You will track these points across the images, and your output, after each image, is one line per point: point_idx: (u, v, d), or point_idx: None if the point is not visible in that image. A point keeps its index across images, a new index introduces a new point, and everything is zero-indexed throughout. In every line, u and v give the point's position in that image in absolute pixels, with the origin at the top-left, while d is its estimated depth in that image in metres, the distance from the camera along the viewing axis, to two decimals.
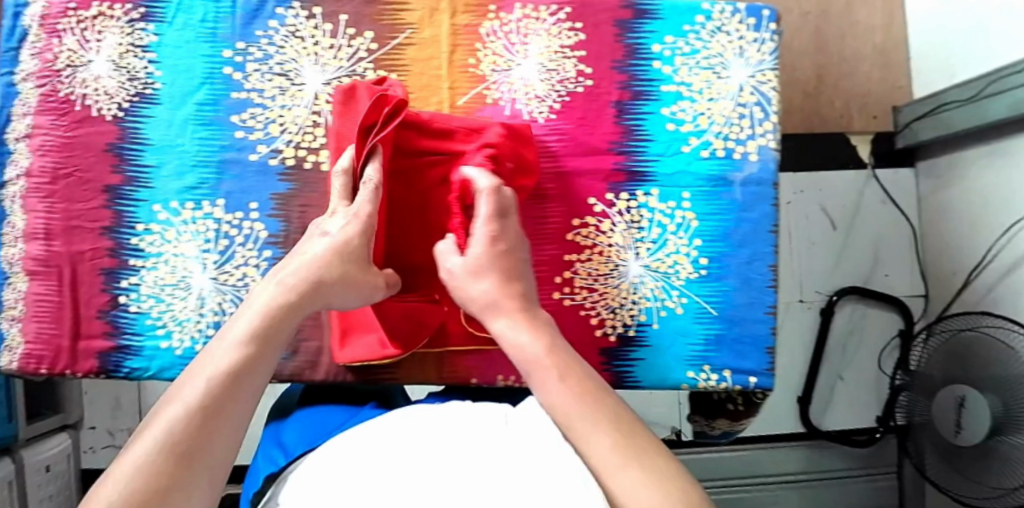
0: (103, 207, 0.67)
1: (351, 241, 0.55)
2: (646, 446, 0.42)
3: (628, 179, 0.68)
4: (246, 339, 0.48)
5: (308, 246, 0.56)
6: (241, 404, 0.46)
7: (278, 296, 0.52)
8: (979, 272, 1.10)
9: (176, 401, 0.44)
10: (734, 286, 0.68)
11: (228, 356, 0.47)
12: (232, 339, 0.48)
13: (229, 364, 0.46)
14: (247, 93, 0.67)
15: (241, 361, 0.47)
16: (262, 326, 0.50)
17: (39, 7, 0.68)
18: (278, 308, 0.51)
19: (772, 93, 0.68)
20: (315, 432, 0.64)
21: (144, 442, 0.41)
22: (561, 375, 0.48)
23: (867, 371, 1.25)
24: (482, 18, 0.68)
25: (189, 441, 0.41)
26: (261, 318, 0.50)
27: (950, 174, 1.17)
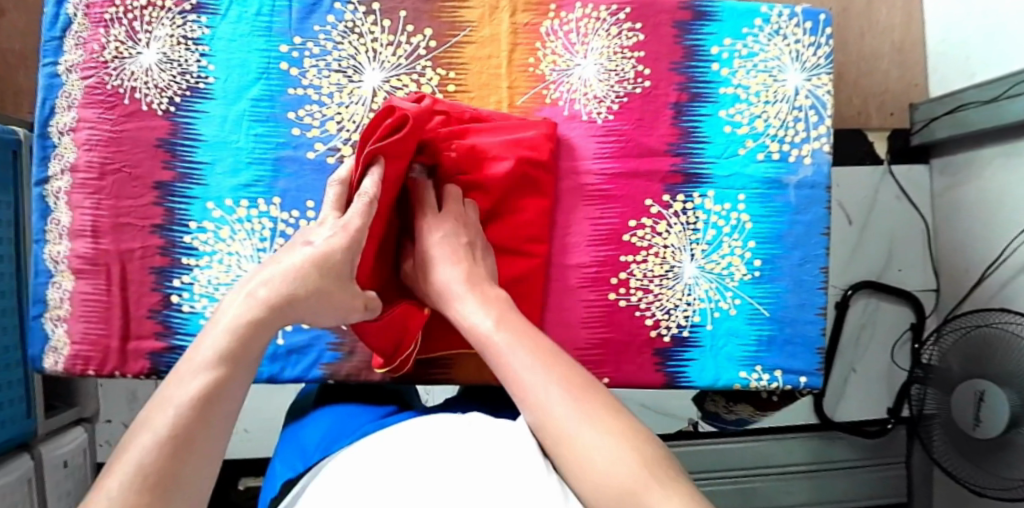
0: (154, 204, 0.66)
1: (333, 254, 0.51)
2: (598, 407, 0.45)
3: (684, 181, 0.68)
4: (219, 359, 0.45)
5: (288, 256, 0.53)
6: (214, 429, 0.43)
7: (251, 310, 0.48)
8: (995, 269, 1.13)
9: (147, 428, 0.41)
10: (786, 287, 0.69)
11: (200, 379, 0.44)
12: (203, 360, 0.45)
13: (200, 388, 0.43)
14: (304, 90, 0.66)
15: (213, 384, 0.44)
16: (235, 344, 0.47)
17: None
18: (252, 324, 0.48)
19: (826, 97, 0.69)
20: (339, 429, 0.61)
21: (117, 475, 0.38)
22: (512, 346, 0.50)
23: (879, 364, 1.28)
24: (542, 17, 0.68)
25: (165, 473, 0.39)
26: (235, 335, 0.47)
27: (965, 172, 1.20)
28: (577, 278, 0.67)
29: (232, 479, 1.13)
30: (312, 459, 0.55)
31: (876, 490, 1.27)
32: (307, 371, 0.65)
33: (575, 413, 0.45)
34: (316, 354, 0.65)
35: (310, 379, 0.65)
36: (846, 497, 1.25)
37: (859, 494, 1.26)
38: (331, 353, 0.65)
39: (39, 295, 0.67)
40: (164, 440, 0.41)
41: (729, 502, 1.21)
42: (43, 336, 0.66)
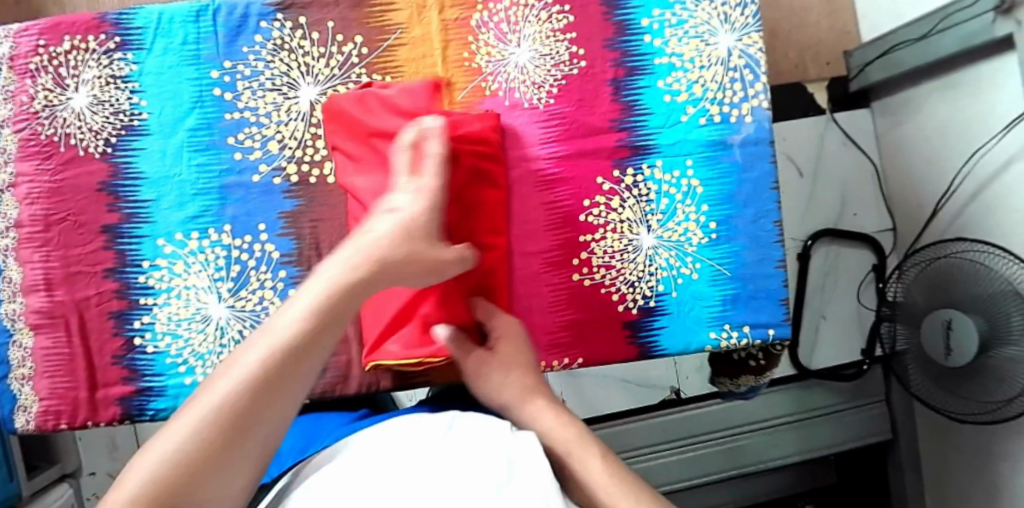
0: (103, 248, 0.66)
1: (417, 219, 0.49)
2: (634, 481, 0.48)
3: (631, 155, 0.69)
4: (314, 310, 0.43)
5: (380, 216, 0.49)
6: (302, 382, 0.42)
7: (328, 291, 0.44)
8: (946, 201, 1.17)
9: (196, 406, 0.39)
10: (743, 245, 0.70)
11: (293, 327, 0.42)
12: (299, 306, 0.43)
13: (294, 336, 0.42)
14: (241, 113, 0.66)
15: (304, 335, 0.42)
16: (332, 297, 0.43)
17: (6, 47, 0.66)
18: (330, 306, 0.43)
19: (759, 54, 0.70)
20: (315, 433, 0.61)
21: (184, 424, 0.38)
22: (550, 406, 0.54)
23: (848, 306, 1.32)
24: (471, 10, 0.68)
25: (195, 468, 0.37)
26: (308, 318, 0.42)
27: (907, 110, 1.23)
28: (539, 264, 0.68)
29: None
30: (287, 463, 0.57)
31: (862, 429, 1.30)
32: None
33: (620, 494, 0.46)
34: None
35: None
36: (833, 442, 1.28)
37: (846, 436, 1.29)
38: None
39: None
40: (207, 426, 0.38)
41: (718, 464, 1.24)
42: (12, 396, 0.66)
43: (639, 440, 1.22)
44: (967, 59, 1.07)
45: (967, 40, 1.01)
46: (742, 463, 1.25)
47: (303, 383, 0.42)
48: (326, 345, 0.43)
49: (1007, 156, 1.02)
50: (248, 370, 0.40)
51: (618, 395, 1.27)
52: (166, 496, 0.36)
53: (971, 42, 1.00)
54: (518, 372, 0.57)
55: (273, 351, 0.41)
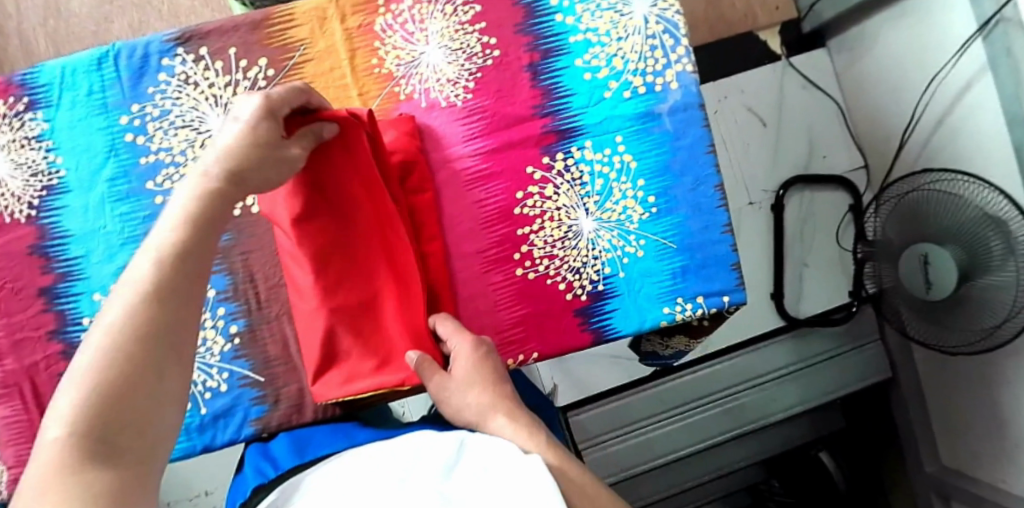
0: (43, 311, 0.65)
1: (259, 127, 0.52)
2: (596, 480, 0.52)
3: (559, 139, 0.67)
4: (183, 222, 0.47)
5: (221, 134, 0.52)
6: (185, 286, 0.45)
7: (184, 221, 0.47)
8: (912, 131, 1.14)
9: (90, 357, 0.41)
10: (685, 215, 0.68)
11: (167, 239, 0.46)
12: (167, 225, 0.47)
13: (170, 245, 0.46)
14: (156, 155, 0.64)
15: (180, 243, 0.46)
16: (196, 209, 0.48)
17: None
18: (189, 227, 0.47)
19: (677, 17, 0.68)
20: (305, 445, 0.60)
21: (89, 355, 0.41)
22: (510, 414, 0.56)
23: (829, 251, 1.29)
24: (374, 14, 0.66)
25: (121, 395, 0.40)
26: (171, 244, 0.46)
27: (862, 44, 1.20)
28: (479, 264, 0.66)
29: None
30: (285, 466, 0.56)
31: (862, 371, 1.30)
32: (238, 431, 0.64)
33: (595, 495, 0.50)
34: (242, 413, 0.64)
35: (244, 438, 0.64)
36: (835, 386, 1.28)
37: (848, 378, 1.29)
38: (256, 407, 0.64)
39: None
40: (115, 355, 0.40)
41: (723, 425, 1.24)
42: None
43: (637, 413, 1.22)
44: None
45: None
46: (749, 420, 1.24)
47: (186, 288, 0.45)
48: (199, 262, 0.47)
49: (966, 78, 0.99)
50: (132, 296, 0.43)
51: (608, 370, 1.24)
52: (88, 438, 0.37)
53: None
54: (478, 389, 0.57)
55: (156, 263, 0.45)
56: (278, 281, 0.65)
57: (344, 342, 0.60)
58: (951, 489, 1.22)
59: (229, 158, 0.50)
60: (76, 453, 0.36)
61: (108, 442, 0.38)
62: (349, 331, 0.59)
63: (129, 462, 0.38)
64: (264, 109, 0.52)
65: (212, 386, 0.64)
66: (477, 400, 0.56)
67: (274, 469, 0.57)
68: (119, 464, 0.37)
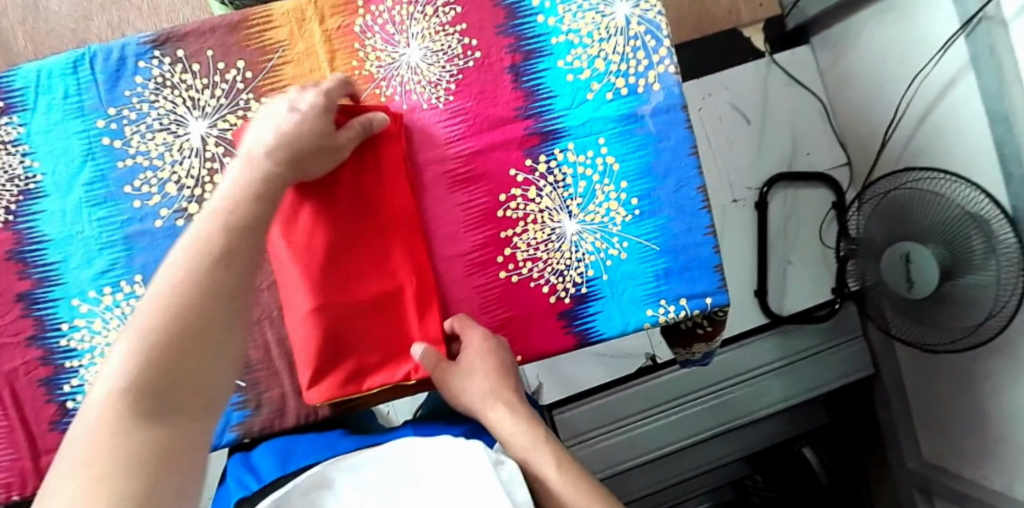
0: (21, 316, 0.65)
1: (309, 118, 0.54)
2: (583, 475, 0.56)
3: (542, 141, 0.67)
4: (239, 201, 0.49)
5: (272, 114, 0.54)
6: (242, 258, 0.47)
7: (238, 199, 0.50)
8: (895, 128, 1.15)
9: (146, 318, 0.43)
10: (668, 217, 0.68)
11: (223, 215, 0.49)
12: (223, 201, 0.50)
13: (226, 221, 0.48)
14: (133, 159, 0.64)
15: (237, 218, 0.49)
16: (252, 187, 0.50)
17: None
18: (245, 205, 0.49)
19: (658, 18, 0.67)
20: (287, 455, 0.62)
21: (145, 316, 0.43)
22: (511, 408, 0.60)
23: (814, 247, 1.30)
24: (353, 16, 0.65)
25: (177, 358, 0.42)
26: (227, 219, 0.48)
27: (845, 42, 1.21)
28: (463, 266, 0.66)
29: None
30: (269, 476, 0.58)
31: (846, 366, 1.31)
32: (220, 436, 0.63)
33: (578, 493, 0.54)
34: (224, 418, 0.64)
35: (225, 443, 0.64)
36: (818, 382, 1.29)
37: (830, 374, 1.30)
38: (238, 412, 0.64)
39: None
40: (171, 316, 0.43)
41: (708, 421, 1.25)
42: None
43: (624, 410, 1.22)
44: None
45: None
46: (732, 416, 1.26)
47: (244, 262, 0.48)
48: (257, 237, 0.49)
49: (948, 77, 1.00)
50: (187, 267, 0.46)
51: (595, 370, 1.24)
52: (147, 391, 0.41)
53: None
54: (482, 376, 0.59)
55: (211, 236, 0.47)
56: (257, 285, 0.65)
57: (349, 341, 0.59)
58: (934, 485, 1.24)
59: (283, 143, 0.52)
60: (134, 407, 0.40)
61: (167, 395, 0.41)
62: (356, 327, 0.59)
63: (183, 420, 0.41)
64: (322, 105, 0.55)
65: None
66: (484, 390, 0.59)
67: (258, 481, 0.59)
68: (173, 421, 0.41)
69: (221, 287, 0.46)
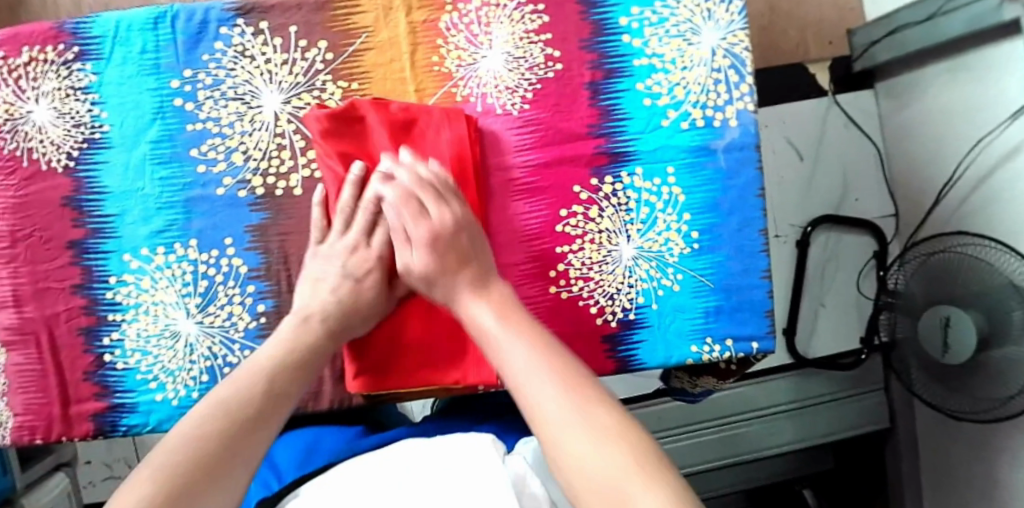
0: (70, 264, 0.65)
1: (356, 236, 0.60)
2: (593, 412, 0.42)
3: (610, 162, 0.66)
4: (274, 371, 0.53)
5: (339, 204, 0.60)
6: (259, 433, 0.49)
7: (277, 364, 0.54)
8: (951, 188, 1.13)
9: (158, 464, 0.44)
10: (727, 255, 0.68)
11: (261, 380, 0.52)
12: (262, 366, 0.53)
13: (261, 386, 0.51)
14: (203, 123, 0.64)
15: (270, 388, 0.52)
16: (290, 359, 0.54)
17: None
18: (281, 371, 0.53)
19: (745, 53, 0.66)
20: (309, 452, 0.66)
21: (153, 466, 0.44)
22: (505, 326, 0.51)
23: (847, 294, 1.29)
24: (440, 11, 0.65)
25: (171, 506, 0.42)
26: (261, 383, 0.52)
27: (912, 91, 1.19)
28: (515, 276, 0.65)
29: None
30: (287, 479, 0.62)
31: (859, 417, 1.30)
32: None
33: (570, 415, 0.42)
34: None
35: None
36: (831, 430, 1.28)
37: (843, 423, 1.29)
38: None
39: None
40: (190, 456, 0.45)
41: (715, 452, 1.24)
42: None
43: None
44: (976, 41, 1.02)
45: (971, 23, 0.96)
46: (739, 449, 1.25)
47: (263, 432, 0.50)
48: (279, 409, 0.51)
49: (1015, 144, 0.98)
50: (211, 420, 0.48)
51: (612, 385, 1.23)
52: None
53: (977, 26, 0.96)
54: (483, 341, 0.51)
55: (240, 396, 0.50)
56: None
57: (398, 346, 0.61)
58: None
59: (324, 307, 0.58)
60: None
61: None
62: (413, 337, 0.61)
63: None
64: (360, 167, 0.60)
65: (233, 363, 0.64)
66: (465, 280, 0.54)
67: (278, 481, 0.63)
68: None
69: (241, 437, 0.48)
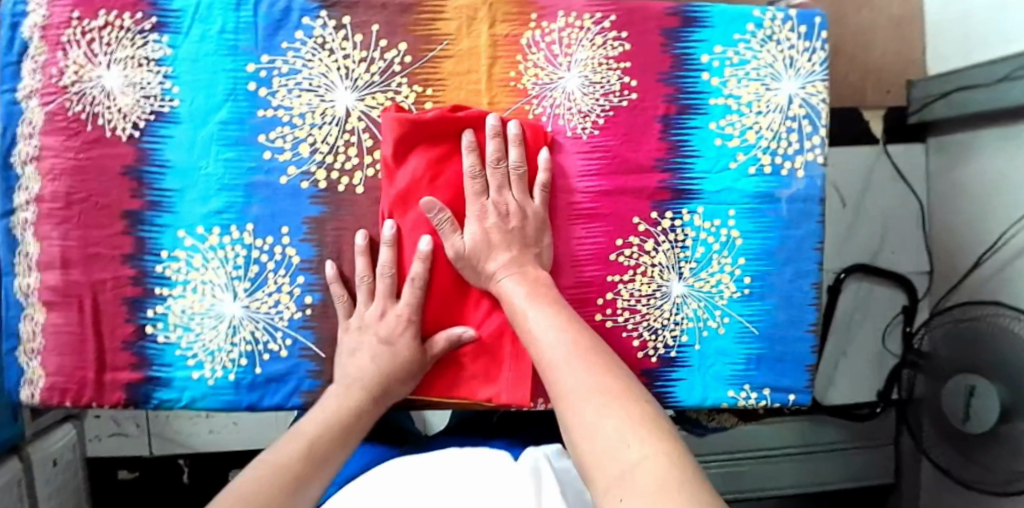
0: (124, 233, 0.64)
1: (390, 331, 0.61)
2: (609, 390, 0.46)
3: (673, 198, 0.66)
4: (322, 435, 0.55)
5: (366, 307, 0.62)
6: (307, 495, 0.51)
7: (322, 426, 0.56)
8: (990, 255, 1.12)
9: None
10: (775, 304, 0.67)
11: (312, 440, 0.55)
12: (311, 429, 0.56)
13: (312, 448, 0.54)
14: (275, 111, 0.63)
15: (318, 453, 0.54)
16: (335, 424, 0.57)
17: (39, 16, 0.63)
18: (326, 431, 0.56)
19: (821, 105, 0.66)
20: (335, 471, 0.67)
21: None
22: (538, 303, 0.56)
23: (871, 347, 1.29)
24: (523, 27, 0.64)
25: None
26: (311, 445, 0.54)
27: (965, 153, 1.18)
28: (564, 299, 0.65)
29: (224, 473, 1.21)
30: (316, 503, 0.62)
31: (865, 470, 1.29)
32: (287, 398, 0.64)
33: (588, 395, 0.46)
34: (295, 382, 0.65)
35: (290, 406, 0.65)
36: (835, 478, 1.27)
37: (849, 474, 1.28)
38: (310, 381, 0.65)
39: (14, 328, 0.66)
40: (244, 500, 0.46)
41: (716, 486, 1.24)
42: (18, 370, 0.66)
43: None
44: None
45: None
46: (744, 486, 1.24)
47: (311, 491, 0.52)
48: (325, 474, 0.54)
49: None
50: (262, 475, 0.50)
51: None
52: None
53: None
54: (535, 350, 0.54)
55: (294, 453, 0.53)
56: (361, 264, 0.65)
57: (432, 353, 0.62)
58: None
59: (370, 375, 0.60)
60: None
61: None
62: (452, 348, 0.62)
63: None
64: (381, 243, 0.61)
65: (272, 350, 0.64)
66: (502, 260, 0.59)
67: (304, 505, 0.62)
68: None
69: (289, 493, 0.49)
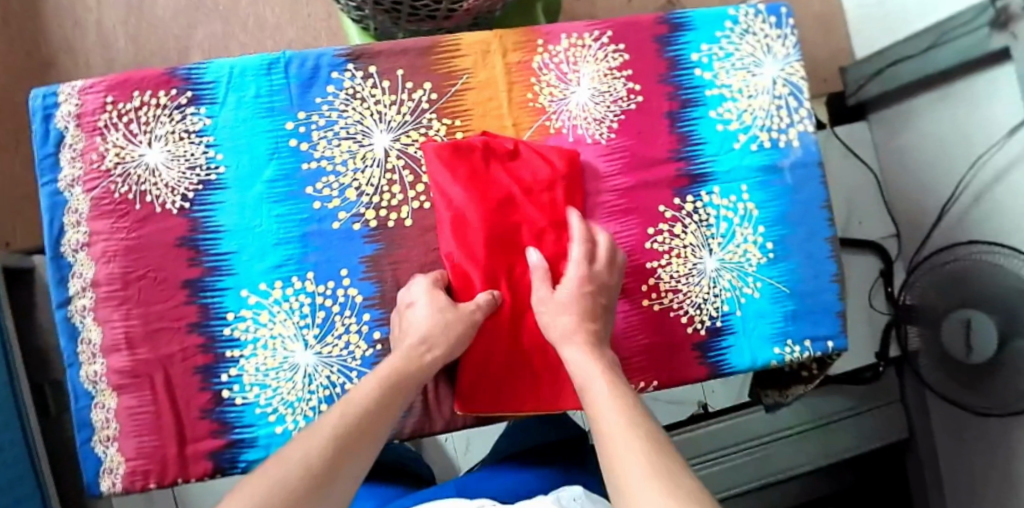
0: (186, 303, 0.64)
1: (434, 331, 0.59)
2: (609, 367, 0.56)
3: (690, 183, 0.72)
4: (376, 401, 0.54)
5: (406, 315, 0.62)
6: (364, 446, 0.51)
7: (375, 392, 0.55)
8: (952, 204, 1.21)
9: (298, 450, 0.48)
10: (800, 261, 0.75)
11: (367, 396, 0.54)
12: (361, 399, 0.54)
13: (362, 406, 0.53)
14: (318, 162, 0.67)
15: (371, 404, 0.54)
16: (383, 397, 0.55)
17: (72, 106, 0.64)
18: (369, 416, 0.53)
19: (802, 82, 0.75)
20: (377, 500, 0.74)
21: (300, 449, 0.49)
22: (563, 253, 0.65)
23: (861, 314, 1.35)
24: (532, 53, 0.71)
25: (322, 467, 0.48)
26: (361, 407, 0.53)
27: (903, 123, 1.30)
28: None
29: None
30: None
31: (884, 427, 1.32)
32: None
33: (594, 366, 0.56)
34: None
35: None
36: (854, 443, 1.27)
37: (867, 437, 1.29)
38: None
39: (84, 420, 0.63)
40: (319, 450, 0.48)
41: (748, 475, 1.19)
42: (96, 459, 0.63)
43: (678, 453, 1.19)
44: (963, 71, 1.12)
45: (962, 53, 1.04)
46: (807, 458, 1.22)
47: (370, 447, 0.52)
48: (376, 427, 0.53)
49: (1009, 160, 1.05)
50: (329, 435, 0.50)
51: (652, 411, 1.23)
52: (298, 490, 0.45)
53: (966, 56, 1.03)
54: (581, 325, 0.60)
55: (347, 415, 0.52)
56: None
57: (493, 372, 0.64)
58: None
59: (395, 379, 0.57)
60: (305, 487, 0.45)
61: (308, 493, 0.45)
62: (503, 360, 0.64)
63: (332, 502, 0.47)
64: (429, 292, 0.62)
65: (349, 390, 0.66)
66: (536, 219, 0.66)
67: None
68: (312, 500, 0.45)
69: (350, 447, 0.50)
